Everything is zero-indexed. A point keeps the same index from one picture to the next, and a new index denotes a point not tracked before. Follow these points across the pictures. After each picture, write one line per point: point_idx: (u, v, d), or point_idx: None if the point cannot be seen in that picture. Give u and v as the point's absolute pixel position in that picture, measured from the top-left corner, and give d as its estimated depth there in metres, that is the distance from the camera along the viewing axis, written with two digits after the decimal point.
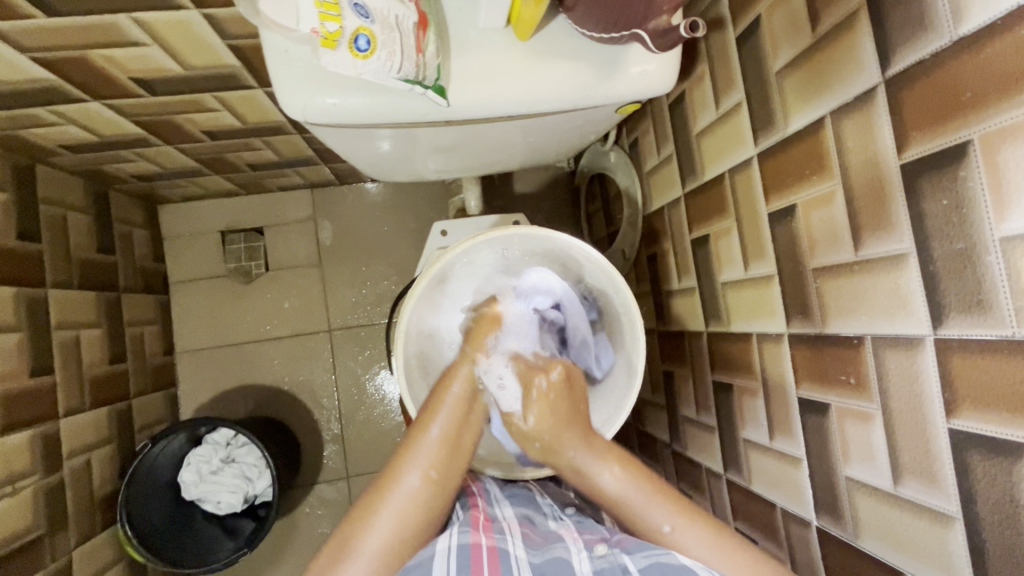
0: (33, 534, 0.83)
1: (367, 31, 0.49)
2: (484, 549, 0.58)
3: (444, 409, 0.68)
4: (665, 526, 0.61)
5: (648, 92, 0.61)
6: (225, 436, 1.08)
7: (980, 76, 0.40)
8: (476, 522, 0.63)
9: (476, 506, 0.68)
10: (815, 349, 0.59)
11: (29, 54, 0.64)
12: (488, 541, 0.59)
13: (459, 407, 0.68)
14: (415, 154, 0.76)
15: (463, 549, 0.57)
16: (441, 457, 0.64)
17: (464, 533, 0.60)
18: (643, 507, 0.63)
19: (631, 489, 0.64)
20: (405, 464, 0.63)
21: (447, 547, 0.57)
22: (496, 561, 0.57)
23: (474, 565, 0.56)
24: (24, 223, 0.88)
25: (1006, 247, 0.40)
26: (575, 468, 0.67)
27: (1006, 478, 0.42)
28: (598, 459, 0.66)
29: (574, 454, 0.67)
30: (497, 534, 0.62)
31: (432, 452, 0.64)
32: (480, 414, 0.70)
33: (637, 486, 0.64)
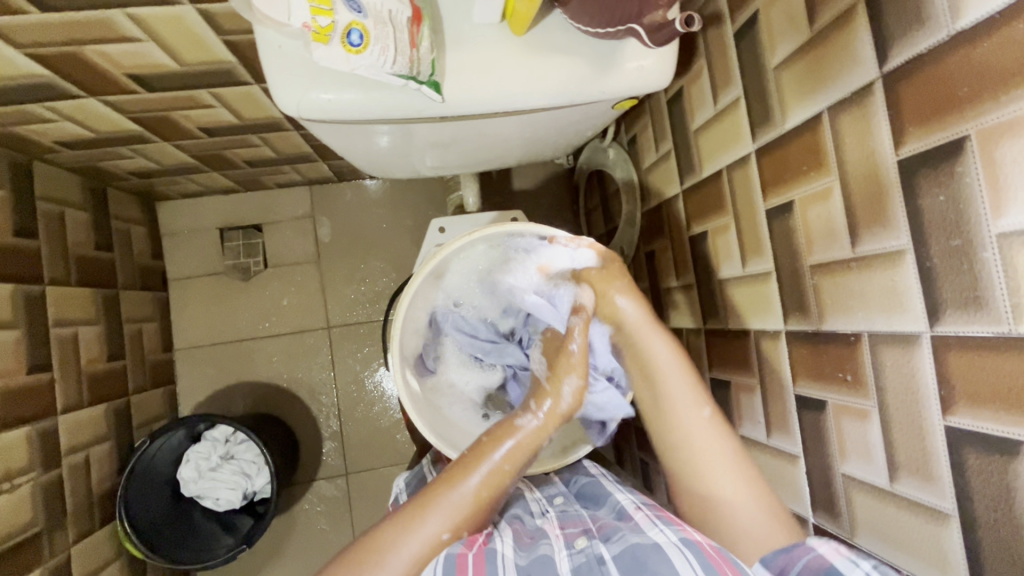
0: (31, 530, 0.83)
1: (359, 26, 0.49)
2: (471, 555, 0.58)
3: (488, 463, 0.65)
4: (704, 412, 0.69)
5: (645, 88, 0.61)
6: (224, 432, 1.09)
7: (977, 70, 0.40)
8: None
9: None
10: (812, 346, 0.59)
11: (23, 49, 0.64)
12: (474, 544, 0.60)
13: (505, 469, 0.66)
14: (412, 150, 0.75)
15: (450, 559, 0.57)
16: (471, 515, 0.62)
17: (455, 544, 0.60)
18: (685, 395, 0.70)
19: (680, 372, 0.71)
20: (433, 511, 0.61)
21: (437, 556, 0.58)
22: (483, 562, 0.58)
23: (460, 569, 0.56)
24: (21, 220, 0.88)
25: (1003, 243, 0.39)
26: (639, 333, 0.73)
27: (1003, 476, 0.41)
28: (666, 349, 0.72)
29: (643, 340, 0.73)
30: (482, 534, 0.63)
31: (464, 506, 0.62)
32: (522, 473, 0.67)
33: (686, 376, 0.71)
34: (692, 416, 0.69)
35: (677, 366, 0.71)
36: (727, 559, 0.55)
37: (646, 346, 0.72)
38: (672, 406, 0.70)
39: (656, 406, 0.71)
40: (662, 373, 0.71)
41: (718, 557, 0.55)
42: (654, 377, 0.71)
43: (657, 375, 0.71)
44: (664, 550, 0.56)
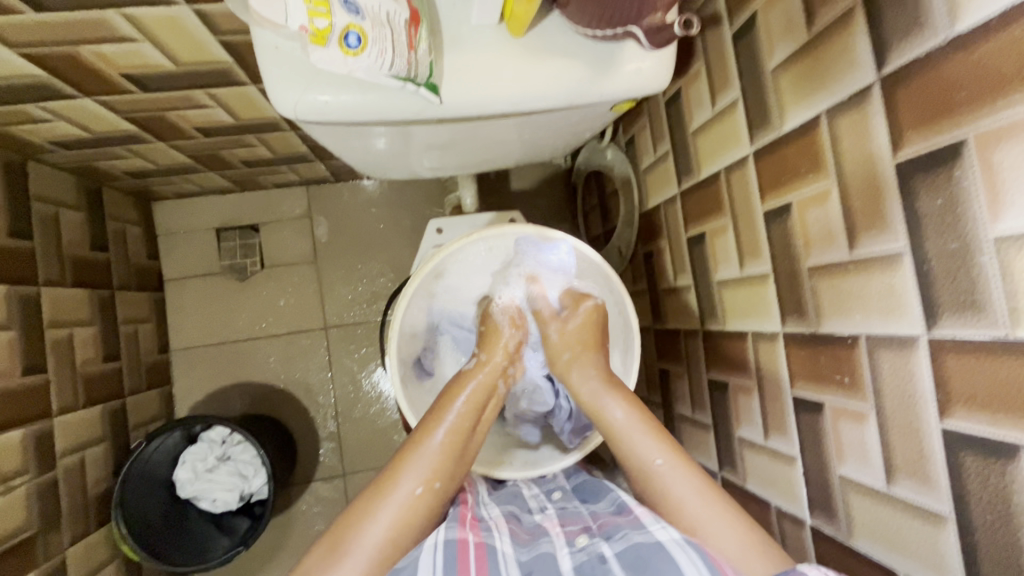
0: (26, 533, 0.83)
1: (356, 28, 0.48)
2: (471, 545, 0.58)
3: (450, 415, 0.66)
4: (659, 462, 0.63)
5: (644, 90, 0.61)
6: (221, 433, 1.07)
7: (974, 75, 0.40)
8: (464, 519, 0.62)
9: (463, 501, 0.67)
10: (810, 348, 0.59)
11: (17, 49, 0.63)
12: (475, 537, 0.60)
13: (466, 419, 0.67)
14: (410, 151, 0.75)
15: (449, 546, 0.57)
16: (442, 465, 0.64)
17: (451, 529, 0.60)
18: (640, 446, 0.65)
19: (636, 427, 0.66)
20: (405, 470, 0.62)
21: (434, 544, 0.57)
22: (484, 558, 0.57)
23: (459, 562, 0.56)
24: (16, 220, 0.87)
25: (1000, 247, 0.40)
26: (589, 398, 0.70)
27: (999, 479, 0.41)
28: (611, 395, 0.69)
29: (592, 386, 0.70)
30: (485, 531, 0.62)
31: (433, 460, 0.63)
32: (484, 416, 0.69)
33: (643, 424, 0.66)
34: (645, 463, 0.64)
35: (632, 420, 0.66)
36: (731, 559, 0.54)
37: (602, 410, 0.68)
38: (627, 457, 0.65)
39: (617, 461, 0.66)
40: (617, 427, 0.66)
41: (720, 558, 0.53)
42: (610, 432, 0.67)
43: (614, 438, 0.67)
44: (667, 549, 0.55)
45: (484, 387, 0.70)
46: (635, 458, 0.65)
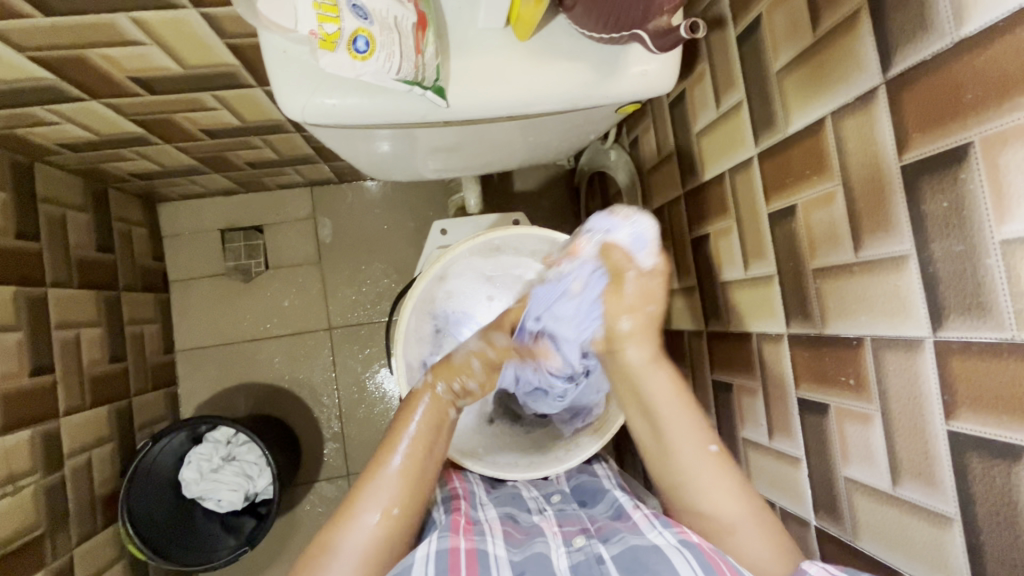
0: (34, 532, 0.83)
1: (365, 32, 0.49)
2: (463, 553, 0.58)
3: (403, 441, 0.65)
4: (709, 448, 0.65)
5: (648, 92, 0.61)
6: (226, 434, 1.08)
7: (980, 78, 0.40)
8: (456, 526, 0.62)
9: (456, 508, 0.68)
10: (815, 349, 0.59)
11: (25, 53, 0.64)
12: (467, 543, 0.60)
13: (421, 443, 0.66)
14: (415, 153, 0.75)
15: (441, 556, 0.57)
16: (402, 491, 0.63)
17: (444, 539, 0.60)
18: (682, 428, 0.66)
19: (677, 407, 0.66)
20: (364, 502, 0.62)
21: (426, 555, 0.57)
22: (475, 565, 0.57)
23: (452, 570, 0.56)
24: (23, 221, 0.88)
25: (1006, 249, 0.40)
26: (634, 368, 0.66)
27: (1005, 480, 0.42)
28: (655, 363, 0.66)
29: (638, 364, 0.66)
30: (478, 536, 0.62)
31: (391, 488, 0.63)
32: (442, 436, 0.68)
33: (683, 405, 0.66)
34: (697, 450, 0.65)
35: (673, 397, 0.66)
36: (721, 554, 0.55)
37: (643, 381, 0.67)
38: (676, 443, 0.65)
39: (657, 443, 0.67)
40: (659, 404, 0.66)
41: (714, 556, 0.54)
42: (650, 411, 0.67)
43: (654, 413, 0.67)
44: (663, 552, 0.56)
45: (438, 409, 0.68)
46: (683, 443, 0.65)
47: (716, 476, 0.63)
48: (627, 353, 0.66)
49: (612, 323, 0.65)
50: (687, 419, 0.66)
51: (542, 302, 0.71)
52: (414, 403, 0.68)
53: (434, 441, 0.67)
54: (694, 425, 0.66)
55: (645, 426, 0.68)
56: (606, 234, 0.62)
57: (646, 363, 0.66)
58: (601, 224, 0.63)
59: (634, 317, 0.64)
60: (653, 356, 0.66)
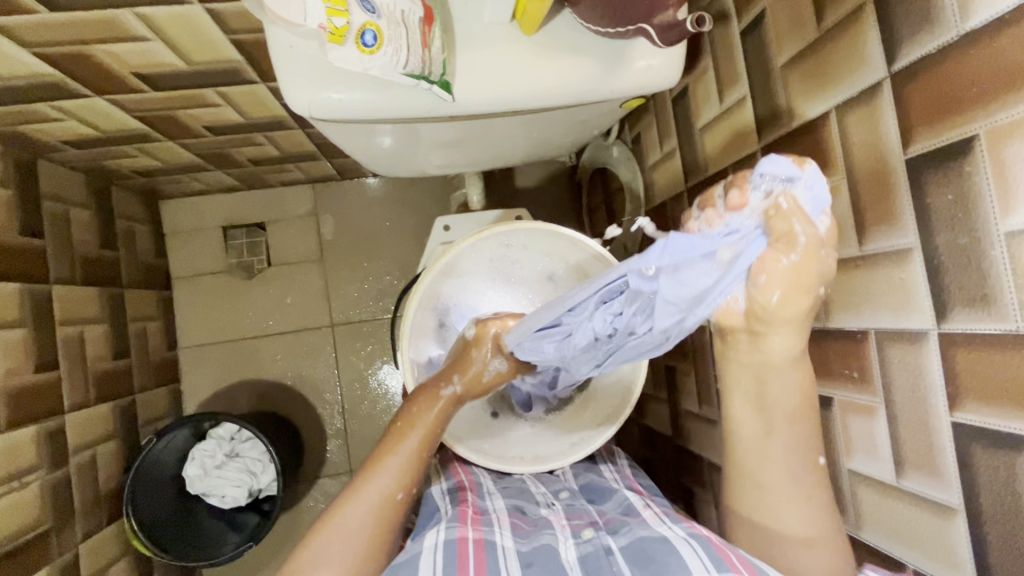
0: (40, 528, 0.84)
1: (373, 27, 0.49)
2: (470, 542, 0.58)
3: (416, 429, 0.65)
4: (817, 461, 0.58)
5: (653, 87, 0.61)
6: (229, 430, 1.09)
7: (986, 71, 0.40)
8: (465, 516, 0.63)
9: (464, 499, 0.69)
10: (819, 343, 0.60)
11: (30, 48, 0.64)
12: (475, 533, 0.60)
13: (432, 433, 0.65)
14: (419, 149, 0.76)
15: (450, 545, 0.57)
16: (421, 469, 0.64)
17: (452, 529, 0.60)
18: (799, 440, 0.57)
19: (795, 420, 0.57)
20: (372, 482, 0.62)
21: (435, 544, 0.58)
22: (483, 554, 0.57)
23: (460, 559, 0.56)
24: (27, 218, 0.88)
25: (1010, 241, 0.40)
26: (771, 361, 0.54)
27: (1009, 470, 0.42)
28: (795, 366, 0.55)
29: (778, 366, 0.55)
30: (485, 527, 0.62)
31: (400, 472, 0.63)
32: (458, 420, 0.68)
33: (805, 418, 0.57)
34: (805, 467, 0.58)
35: (800, 408, 0.56)
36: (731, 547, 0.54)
37: (774, 382, 0.56)
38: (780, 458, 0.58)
39: (759, 446, 0.60)
40: (779, 415, 0.57)
41: (724, 549, 0.53)
42: (769, 414, 0.58)
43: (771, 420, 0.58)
44: (671, 543, 0.56)
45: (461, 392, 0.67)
46: (789, 460, 0.58)
47: (808, 491, 0.58)
48: (770, 343, 0.53)
49: (759, 296, 0.49)
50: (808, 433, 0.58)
51: (670, 251, 0.48)
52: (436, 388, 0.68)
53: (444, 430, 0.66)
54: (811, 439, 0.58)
55: (755, 424, 0.60)
56: (784, 183, 0.46)
57: (790, 362, 0.55)
58: (778, 169, 0.47)
59: (789, 293, 0.48)
60: (798, 353, 0.54)
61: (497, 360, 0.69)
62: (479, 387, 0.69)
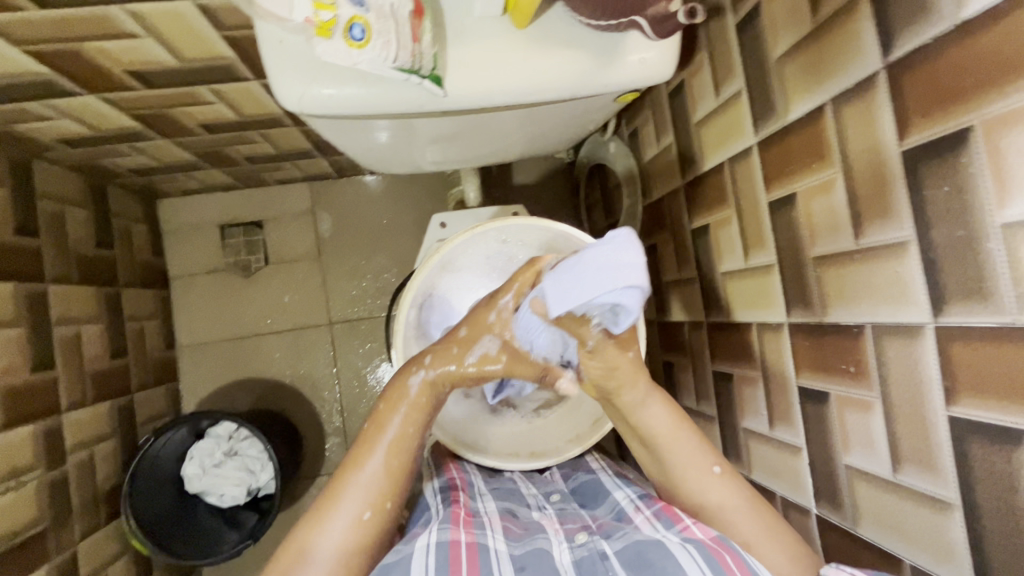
0: (37, 528, 0.84)
1: (361, 20, 0.49)
2: (463, 547, 0.58)
3: (382, 441, 0.63)
4: (714, 470, 0.64)
5: (647, 81, 0.61)
6: (228, 429, 1.08)
7: (981, 61, 0.40)
8: (456, 518, 0.63)
9: (456, 500, 0.68)
10: (815, 337, 0.59)
11: (23, 47, 0.64)
12: (467, 536, 0.60)
13: (400, 443, 0.63)
14: (413, 144, 0.75)
15: (442, 548, 0.57)
16: (389, 485, 0.62)
17: (444, 530, 0.60)
18: (686, 454, 0.65)
19: (679, 438, 0.66)
20: (340, 502, 0.60)
21: (427, 545, 0.58)
22: (475, 558, 0.57)
23: (453, 564, 0.56)
24: (22, 217, 0.88)
25: (1007, 233, 0.39)
26: (628, 407, 0.66)
27: (1006, 465, 0.42)
28: (647, 397, 0.66)
29: (635, 407, 0.66)
30: (478, 529, 0.62)
31: (368, 487, 0.61)
32: (427, 428, 0.66)
33: (686, 434, 0.66)
34: (702, 474, 0.64)
35: (675, 428, 0.66)
36: (725, 545, 0.55)
37: (641, 416, 0.66)
38: (677, 470, 0.65)
39: (658, 461, 0.66)
40: (660, 437, 0.66)
41: (717, 547, 0.55)
42: (654, 443, 0.66)
43: (658, 445, 0.66)
44: (667, 547, 0.55)
45: (426, 398, 0.65)
46: (687, 472, 0.65)
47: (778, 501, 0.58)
48: (624, 398, 0.65)
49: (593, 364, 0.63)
50: (689, 444, 0.66)
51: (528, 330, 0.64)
52: (400, 390, 0.65)
53: (413, 438, 0.64)
54: (698, 446, 0.66)
55: (644, 449, 0.68)
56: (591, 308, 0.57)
57: (643, 398, 0.66)
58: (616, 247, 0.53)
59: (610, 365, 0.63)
60: (647, 390, 0.66)
61: (490, 339, 0.65)
62: (466, 374, 0.66)
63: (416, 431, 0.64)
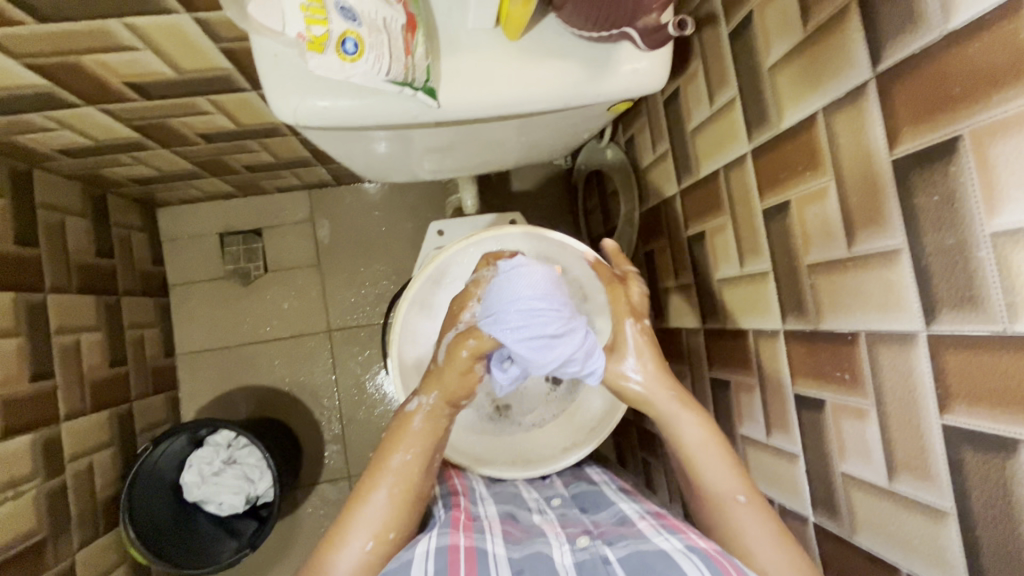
0: (35, 538, 0.84)
1: (354, 34, 0.49)
2: (462, 550, 0.57)
3: (393, 467, 0.64)
4: (738, 498, 0.61)
5: (640, 90, 0.61)
6: (227, 437, 1.08)
7: (968, 71, 0.40)
8: (456, 522, 0.63)
9: (456, 504, 0.68)
10: (810, 345, 0.59)
11: (22, 60, 0.64)
12: (467, 541, 0.60)
13: (411, 469, 0.65)
14: (410, 155, 0.76)
15: (441, 552, 0.57)
16: (394, 516, 0.62)
17: (444, 536, 0.60)
18: (717, 470, 0.63)
19: (710, 454, 0.64)
20: (353, 528, 0.61)
21: (426, 552, 0.57)
22: (473, 559, 0.56)
23: (452, 566, 0.55)
24: (22, 228, 0.89)
25: (996, 242, 0.40)
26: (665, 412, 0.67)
27: (1000, 473, 0.41)
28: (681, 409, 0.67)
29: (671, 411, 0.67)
30: (477, 533, 0.62)
31: (379, 515, 0.62)
32: (436, 458, 0.67)
33: (717, 448, 0.65)
34: (724, 496, 0.62)
35: (706, 442, 0.65)
36: (731, 560, 0.54)
37: (676, 425, 0.66)
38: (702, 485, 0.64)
39: (684, 470, 0.66)
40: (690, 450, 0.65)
41: (720, 558, 0.54)
42: (684, 455, 0.65)
43: (686, 457, 0.65)
44: (670, 557, 0.54)
45: (429, 432, 0.67)
46: (712, 490, 0.63)
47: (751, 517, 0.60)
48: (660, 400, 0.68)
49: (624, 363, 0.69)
50: (719, 460, 0.64)
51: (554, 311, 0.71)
52: (410, 418, 0.67)
53: (424, 466, 0.66)
54: (726, 470, 0.63)
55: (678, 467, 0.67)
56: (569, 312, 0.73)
57: (675, 410, 0.67)
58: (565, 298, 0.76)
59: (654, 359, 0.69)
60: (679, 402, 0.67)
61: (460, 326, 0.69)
62: (457, 394, 0.67)
63: (427, 459, 0.66)
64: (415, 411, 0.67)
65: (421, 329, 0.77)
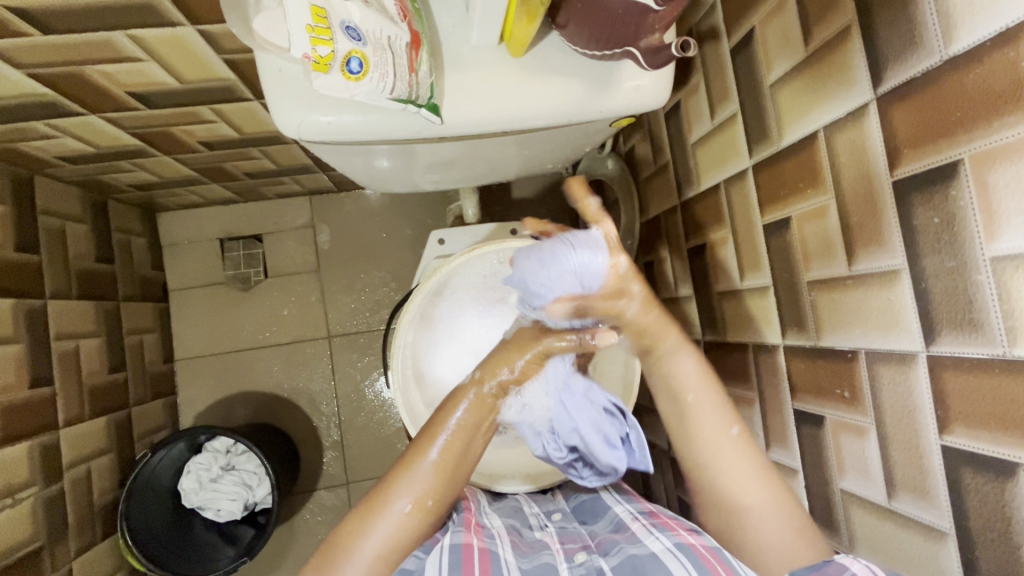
0: (32, 546, 0.84)
1: (358, 54, 0.48)
2: (476, 550, 0.59)
3: (443, 435, 0.63)
4: (732, 431, 0.63)
5: (642, 107, 0.61)
6: (224, 444, 1.09)
7: (968, 97, 0.40)
8: (469, 523, 0.64)
9: (467, 507, 0.69)
10: (811, 361, 0.59)
11: (25, 70, 0.65)
12: (479, 542, 0.60)
13: (460, 441, 0.64)
14: (413, 169, 0.76)
15: (455, 550, 0.58)
16: (435, 485, 0.62)
17: (457, 534, 0.61)
18: (713, 412, 0.64)
19: (704, 392, 0.65)
20: (396, 489, 0.61)
21: (441, 546, 0.59)
22: (487, 560, 0.58)
23: (465, 565, 0.56)
24: (23, 234, 0.89)
25: (996, 266, 0.40)
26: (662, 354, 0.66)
27: (998, 495, 0.42)
28: (681, 347, 0.66)
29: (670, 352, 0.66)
30: (489, 538, 0.63)
31: (425, 481, 0.61)
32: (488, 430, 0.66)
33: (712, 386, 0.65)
34: (718, 433, 0.63)
35: (702, 382, 0.65)
36: (718, 555, 0.54)
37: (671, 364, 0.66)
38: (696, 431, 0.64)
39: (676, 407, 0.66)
40: (686, 388, 0.65)
41: (711, 557, 0.54)
42: (682, 398, 0.65)
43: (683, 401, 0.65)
44: (660, 559, 0.55)
45: (482, 406, 0.65)
46: (705, 433, 0.64)
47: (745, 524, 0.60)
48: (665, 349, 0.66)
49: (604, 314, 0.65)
50: (712, 400, 0.65)
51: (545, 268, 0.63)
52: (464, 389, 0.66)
53: (473, 440, 0.65)
54: (722, 411, 0.64)
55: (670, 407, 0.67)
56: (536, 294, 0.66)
57: (674, 348, 0.66)
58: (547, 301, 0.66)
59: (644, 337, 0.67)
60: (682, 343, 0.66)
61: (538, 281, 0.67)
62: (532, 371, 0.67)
63: (475, 436, 0.65)
64: (471, 386, 0.66)
65: (422, 343, 0.77)
